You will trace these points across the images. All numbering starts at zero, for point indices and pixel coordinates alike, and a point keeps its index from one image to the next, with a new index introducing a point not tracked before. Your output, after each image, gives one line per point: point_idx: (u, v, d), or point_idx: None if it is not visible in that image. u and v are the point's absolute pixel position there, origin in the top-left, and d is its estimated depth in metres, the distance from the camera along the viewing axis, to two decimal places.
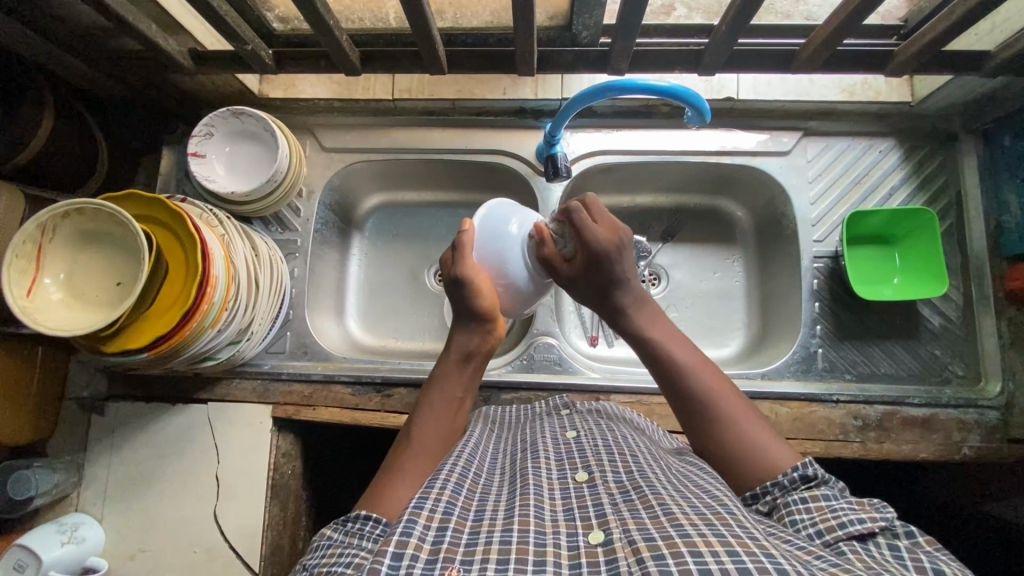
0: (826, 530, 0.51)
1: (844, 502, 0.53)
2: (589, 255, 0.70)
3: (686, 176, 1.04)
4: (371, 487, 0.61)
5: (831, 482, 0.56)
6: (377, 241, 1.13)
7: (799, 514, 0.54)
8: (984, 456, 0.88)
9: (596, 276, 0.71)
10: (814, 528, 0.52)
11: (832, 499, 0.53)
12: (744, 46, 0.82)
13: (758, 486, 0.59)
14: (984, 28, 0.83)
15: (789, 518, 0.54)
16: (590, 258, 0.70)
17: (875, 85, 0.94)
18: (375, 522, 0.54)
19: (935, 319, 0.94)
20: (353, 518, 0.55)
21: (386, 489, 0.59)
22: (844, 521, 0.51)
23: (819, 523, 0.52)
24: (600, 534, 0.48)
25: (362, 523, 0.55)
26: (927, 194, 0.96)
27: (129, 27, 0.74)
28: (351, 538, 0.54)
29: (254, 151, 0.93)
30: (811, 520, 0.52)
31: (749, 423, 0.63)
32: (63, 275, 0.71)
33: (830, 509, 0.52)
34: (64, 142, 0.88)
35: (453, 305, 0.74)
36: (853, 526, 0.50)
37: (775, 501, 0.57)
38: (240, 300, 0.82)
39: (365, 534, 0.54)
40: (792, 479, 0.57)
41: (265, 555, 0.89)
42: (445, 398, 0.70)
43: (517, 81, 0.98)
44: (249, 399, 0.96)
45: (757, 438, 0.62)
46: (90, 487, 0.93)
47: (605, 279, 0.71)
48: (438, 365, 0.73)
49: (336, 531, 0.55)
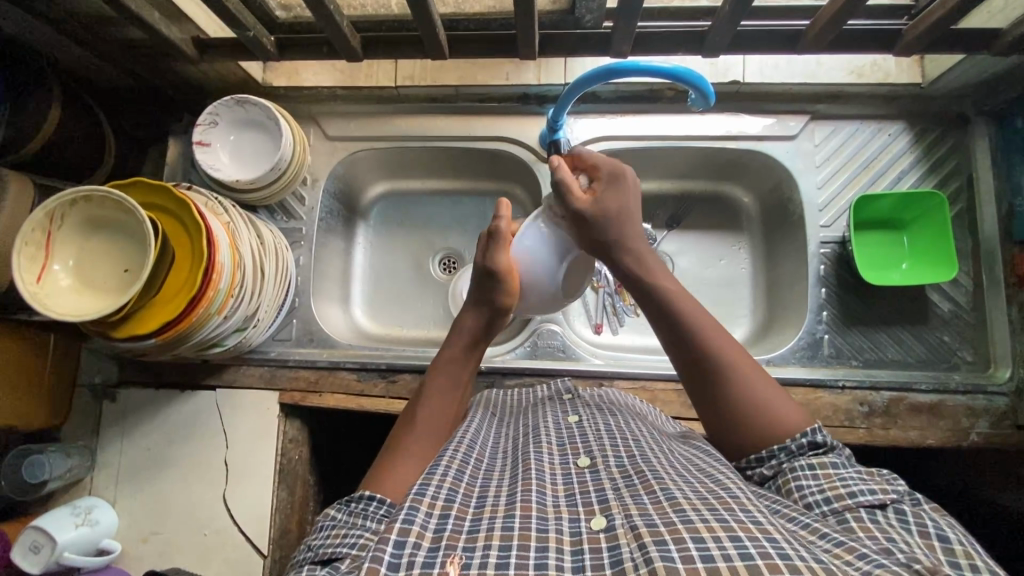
0: (834, 498, 0.51)
1: (853, 471, 0.53)
2: (610, 175, 0.68)
3: (690, 161, 1.03)
4: (377, 465, 0.61)
5: (838, 449, 0.57)
6: (381, 229, 1.13)
7: (806, 480, 0.54)
8: (992, 443, 0.87)
9: (614, 197, 0.67)
10: (822, 496, 0.52)
11: (840, 467, 0.54)
12: (746, 28, 0.81)
13: (764, 450, 0.59)
14: (997, 6, 0.81)
15: (795, 484, 0.54)
16: (611, 180, 0.68)
17: (885, 66, 0.94)
18: (378, 503, 0.55)
19: (944, 304, 0.92)
20: (356, 499, 0.55)
21: (391, 469, 0.59)
22: (854, 491, 0.51)
23: (827, 491, 0.52)
24: (602, 520, 0.48)
25: (366, 503, 0.55)
26: (936, 177, 0.95)
27: (132, 14, 0.75)
28: (355, 518, 0.54)
29: (259, 140, 0.94)
30: (819, 488, 0.52)
31: (738, 360, 0.62)
32: (72, 262, 0.72)
33: (838, 477, 0.53)
34: (72, 133, 0.89)
35: (476, 288, 0.72)
36: (864, 496, 0.50)
37: (781, 466, 0.57)
38: (245, 287, 0.83)
39: (368, 514, 0.54)
40: (801, 446, 0.57)
41: (273, 539, 0.91)
42: (449, 378, 0.70)
43: (520, 66, 0.99)
44: (256, 384, 0.97)
45: (746, 372, 0.62)
46: (102, 471, 0.95)
47: (619, 207, 0.67)
48: (445, 346, 0.72)
49: (339, 511, 0.56)
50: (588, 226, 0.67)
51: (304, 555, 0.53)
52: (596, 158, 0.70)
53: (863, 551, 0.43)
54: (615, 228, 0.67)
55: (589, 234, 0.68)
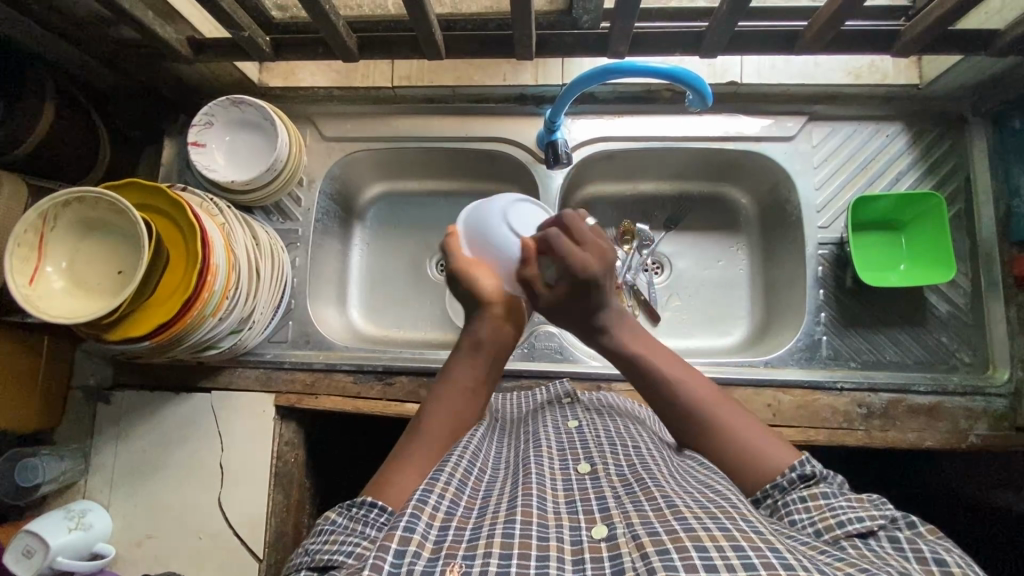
0: (825, 528, 0.51)
1: (843, 499, 0.52)
2: (575, 282, 0.67)
3: (688, 162, 1.03)
4: (381, 471, 0.60)
5: (830, 478, 0.56)
6: (378, 230, 1.13)
7: (798, 513, 0.53)
8: (990, 445, 0.87)
9: (580, 302, 0.69)
10: (813, 527, 0.51)
11: (832, 496, 0.53)
12: (745, 29, 0.81)
13: (759, 488, 0.57)
14: (993, 8, 0.81)
15: (788, 517, 0.53)
16: (575, 286, 0.68)
17: (882, 68, 0.93)
18: (380, 510, 0.54)
19: (942, 306, 0.92)
20: (357, 504, 0.55)
21: (393, 475, 0.58)
22: (843, 521, 0.50)
23: (819, 522, 0.51)
24: (603, 528, 0.47)
25: (366, 509, 0.54)
26: (934, 178, 0.95)
27: (127, 15, 0.74)
28: (355, 524, 0.54)
29: (254, 140, 0.93)
30: (810, 520, 0.52)
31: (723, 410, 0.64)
32: (65, 264, 0.71)
33: (829, 506, 0.52)
34: (66, 134, 0.89)
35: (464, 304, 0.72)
36: (851, 525, 0.50)
37: (775, 504, 0.55)
38: (240, 289, 0.82)
39: (368, 521, 0.53)
40: (791, 480, 0.56)
41: (269, 542, 0.90)
42: (457, 386, 0.68)
43: (517, 66, 0.98)
44: (252, 387, 0.96)
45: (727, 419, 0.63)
46: (96, 475, 0.94)
47: (589, 304, 0.70)
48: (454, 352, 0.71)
49: (340, 515, 0.55)
50: (556, 307, 0.71)
51: (301, 560, 0.53)
52: (568, 260, 0.66)
53: (864, 566, 0.43)
54: (580, 311, 0.70)
55: (567, 313, 0.71)
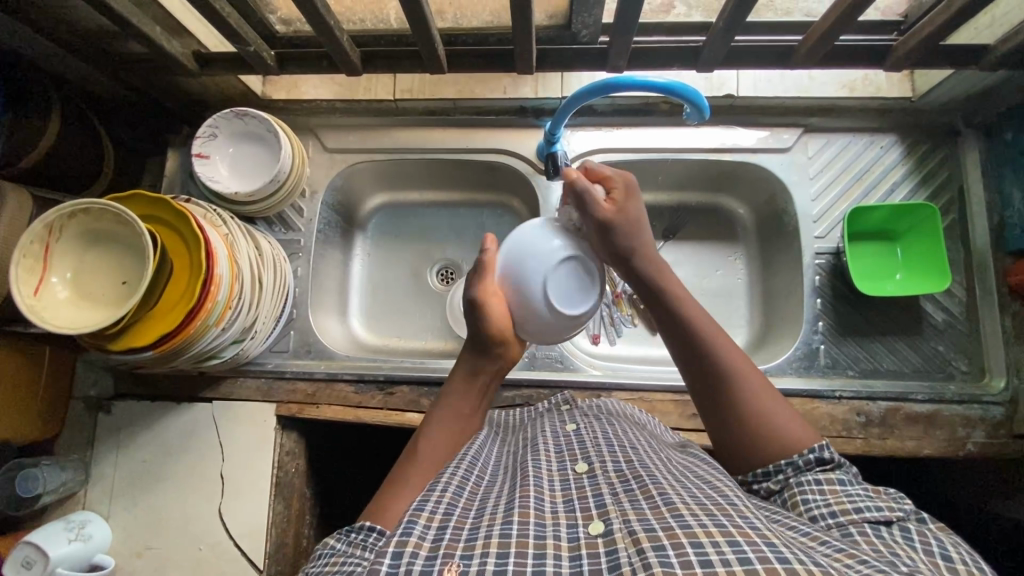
0: (840, 511, 0.51)
1: (860, 489, 0.53)
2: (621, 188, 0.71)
3: (687, 173, 1.04)
4: (379, 496, 0.60)
5: (845, 467, 0.57)
6: (380, 241, 1.13)
7: (812, 494, 0.54)
8: (987, 453, 0.88)
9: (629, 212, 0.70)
10: (827, 509, 0.52)
11: (847, 484, 0.54)
12: (740, 44, 0.82)
13: (771, 465, 0.59)
14: (983, 23, 0.83)
15: (802, 497, 0.54)
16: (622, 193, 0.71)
17: (876, 81, 0.95)
18: (378, 534, 0.54)
19: (938, 314, 0.93)
20: (356, 529, 0.55)
21: (393, 497, 0.59)
22: (861, 506, 0.51)
23: (833, 505, 0.52)
24: (600, 525, 0.48)
25: (366, 534, 0.54)
26: (928, 189, 0.96)
27: (133, 29, 0.76)
28: (355, 548, 0.53)
29: (258, 153, 0.94)
30: (825, 502, 0.53)
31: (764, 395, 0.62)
32: (69, 275, 0.71)
33: (845, 493, 0.53)
34: (71, 146, 0.89)
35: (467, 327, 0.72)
36: (869, 511, 0.50)
37: (787, 481, 0.57)
38: (243, 299, 0.83)
39: (367, 545, 0.53)
40: (809, 461, 0.57)
41: (269, 553, 0.90)
42: (455, 411, 0.69)
43: (518, 80, 1.00)
44: (253, 397, 0.96)
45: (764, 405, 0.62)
46: (96, 485, 0.94)
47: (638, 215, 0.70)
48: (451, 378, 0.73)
49: (339, 541, 0.55)
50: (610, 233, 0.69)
51: None
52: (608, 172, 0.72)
53: (864, 557, 0.43)
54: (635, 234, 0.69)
55: (607, 241, 0.70)
